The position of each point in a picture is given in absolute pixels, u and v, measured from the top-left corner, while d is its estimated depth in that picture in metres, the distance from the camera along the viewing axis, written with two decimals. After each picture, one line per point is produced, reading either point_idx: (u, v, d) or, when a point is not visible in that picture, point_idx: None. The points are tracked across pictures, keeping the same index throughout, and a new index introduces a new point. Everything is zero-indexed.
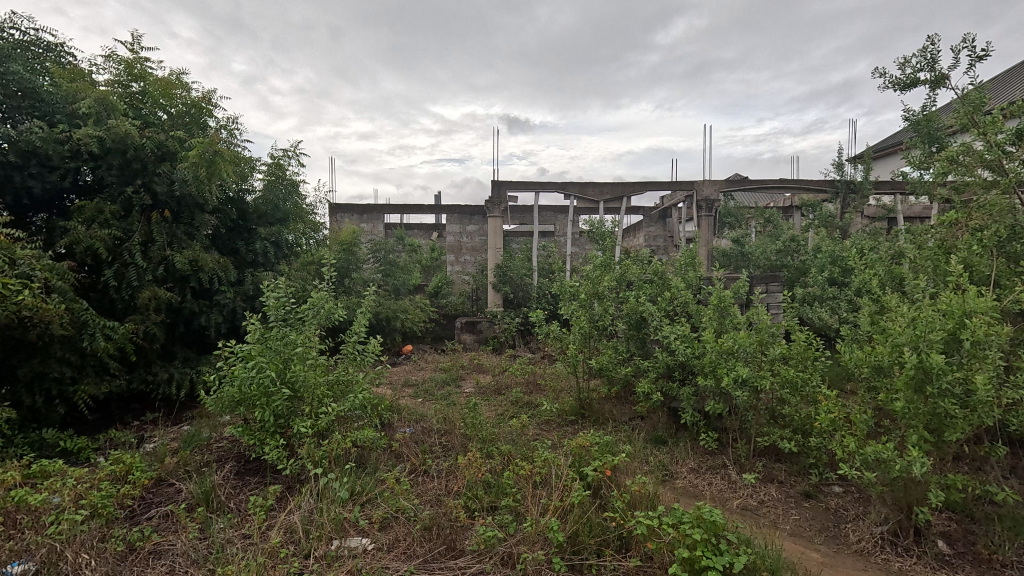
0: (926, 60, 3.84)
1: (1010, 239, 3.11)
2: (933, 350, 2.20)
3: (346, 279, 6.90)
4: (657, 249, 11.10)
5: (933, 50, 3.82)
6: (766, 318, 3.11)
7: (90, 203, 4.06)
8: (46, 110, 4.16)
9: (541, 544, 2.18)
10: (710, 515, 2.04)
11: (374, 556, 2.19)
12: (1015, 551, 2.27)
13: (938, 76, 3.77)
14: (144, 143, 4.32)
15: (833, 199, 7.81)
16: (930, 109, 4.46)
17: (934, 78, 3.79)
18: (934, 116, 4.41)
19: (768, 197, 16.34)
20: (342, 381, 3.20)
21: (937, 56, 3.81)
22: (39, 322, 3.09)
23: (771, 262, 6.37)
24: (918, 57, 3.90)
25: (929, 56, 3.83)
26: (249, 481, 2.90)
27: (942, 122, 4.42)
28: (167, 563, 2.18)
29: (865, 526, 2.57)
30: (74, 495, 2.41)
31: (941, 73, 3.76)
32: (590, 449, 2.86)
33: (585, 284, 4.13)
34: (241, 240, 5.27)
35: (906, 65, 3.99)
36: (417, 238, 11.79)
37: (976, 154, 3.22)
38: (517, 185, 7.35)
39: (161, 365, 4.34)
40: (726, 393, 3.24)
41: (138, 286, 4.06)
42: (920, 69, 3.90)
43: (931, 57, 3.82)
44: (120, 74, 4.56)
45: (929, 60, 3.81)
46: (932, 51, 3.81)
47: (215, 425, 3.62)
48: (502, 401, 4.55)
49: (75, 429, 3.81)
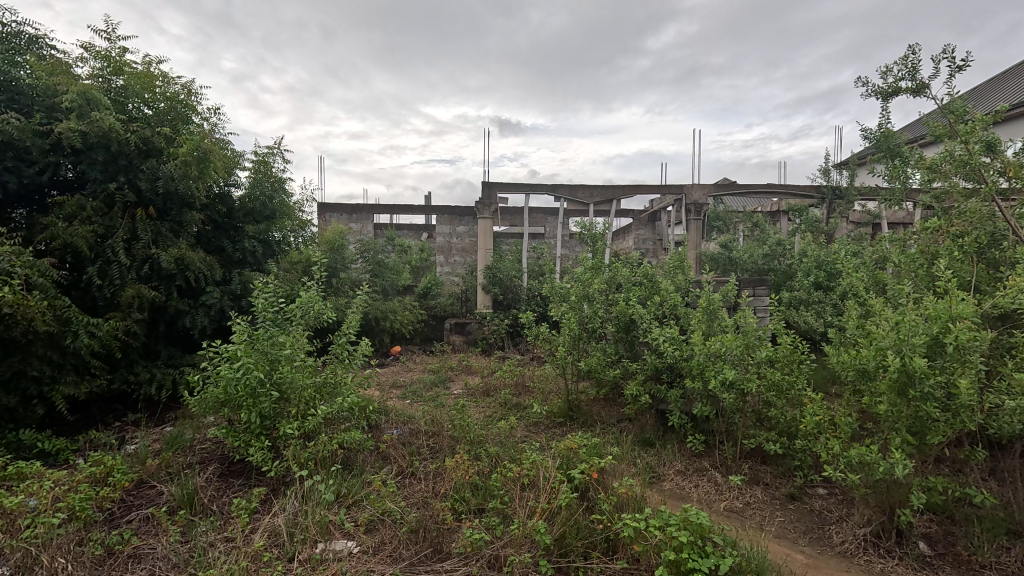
0: (907, 69, 3.87)
1: (990, 246, 3.18)
2: (916, 354, 2.24)
3: (334, 278, 6.83)
4: (646, 252, 11.23)
5: (914, 59, 3.83)
6: (753, 321, 3.12)
7: (71, 199, 3.97)
8: (25, 103, 4.06)
9: (528, 547, 2.16)
10: (697, 517, 2.03)
11: (360, 559, 2.17)
12: (993, 552, 2.31)
13: (919, 85, 3.80)
14: (130, 138, 4.23)
15: (819, 204, 7.87)
16: (886, 126, 4.65)
17: (916, 87, 3.83)
18: (892, 132, 4.62)
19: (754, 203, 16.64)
20: (330, 383, 3.17)
21: (919, 66, 3.82)
22: (19, 319, 3.01)
23: (758, 266, 6.46)
24: (899, 66, 3.91)
25: (909, 65, 3.85)
26: (233, 483, 2.86)
27: (902, 138, 4.61)
28: (147, 566, 2.14)
29: (849, 528, 2.60)
30: (52, 497, 2.33)
31: (922, 81, 3.80)
32: (578, 450, 2.85)
33: (575, 286, 4.12)
34: (227, 239, 5.20)
35: (888, 74, 4.00)
36: (407, 238, 11.74)
37: (955, 162, 3.29)
38: (506, 186, 7.33)
39: (143, 364, 4.25)
40: (713, 396, 3.27)
41: (121, 284, 3.98)
42: (901, 78, 3.93)
43: (912, 67, 3.83)
44: (101, 67, 4.45)
45: (911, 68, 3.84)
46: (913, 60, 3.83)
47: (198, 426, 3.56)
48: (491, 402, 4.55)
49: (53, 430, 3.70)
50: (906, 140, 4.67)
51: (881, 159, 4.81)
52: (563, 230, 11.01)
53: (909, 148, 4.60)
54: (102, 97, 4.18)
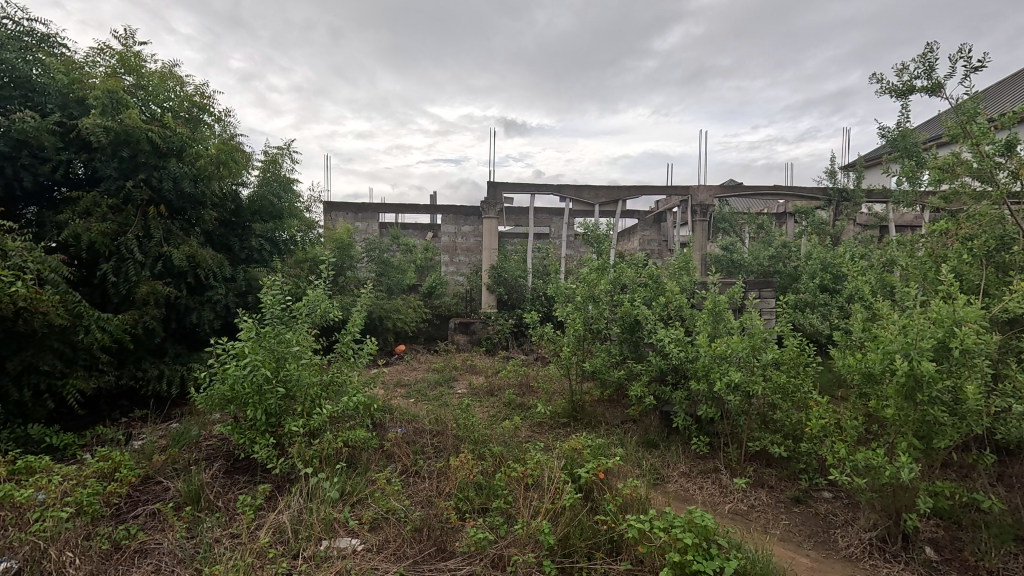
0: (924, 68, 3.84)
1: (1000, 249, 3.15)
2: (923, 358, 2.21)
3: (340, 277, 6.88)
4: (652, 252, 11.27)
5: (931, 58, 3.81)
6: (759, 323, 3.09)
7: (85, 196, 4.01)
8: (38, 100, 4.09)
9: (532, 547, 2.15)
10: (702, 519, 2.01)
11: (363, 556, 2.18)
12: (1001, 558, 2.28)
13: (933, 85, 3.77)
14: (144, 136, 4.27)
15: (825, 207, 7.80)
16: (904, 126, 4.62)
17: (932, 86, 3.80)
18: (911, 131, 4.59)
19: (746, 203, 17.03)
20: (335, 381, 3.19)
21: (936, 64, 3.79)
22: (33, 314, 3.05)
23: (763, 269, 6.42)
24: (915, 64, 3.88)
25: (926, 64, 3.82)
26: (239, 480, 2.87)
27: (919, 138, 4.61)
28: (153, 562, 2.15)
29: (855, 532, 2.58)
30: (60, 492, 2.34)
31: (937, 81, 3.77)
32: (582, 451, 2.83)
33: (580, 287, 4.11)
34: (234, 237, 5.23)
35: (904, 72, 3.98)
36: (413, 238, 11.77)
37: (966, 164, 3.26)
38: (512, 186, 7.34)
39: (151, 361, 4.27)
40: (718, 398, 3.26)
41: (136, 280, 4.02)
42: (916, 77, 3.90)
43: (928, 65, 3.81)
44: (115, 66, 4.49)
45: (927, 67, 3.81)
46: (930, 59, 3.79)
47: (204, 423, 3.58)
48: (496, 402, 4.57)
49: (60, 425, 3.73)
50: (922, 140, 4.63)
51: (896, 158, 4.77)
52: (567, 231, 11.01)
53: (925, 148, 4.56)
54: (123, 96, 4.26)
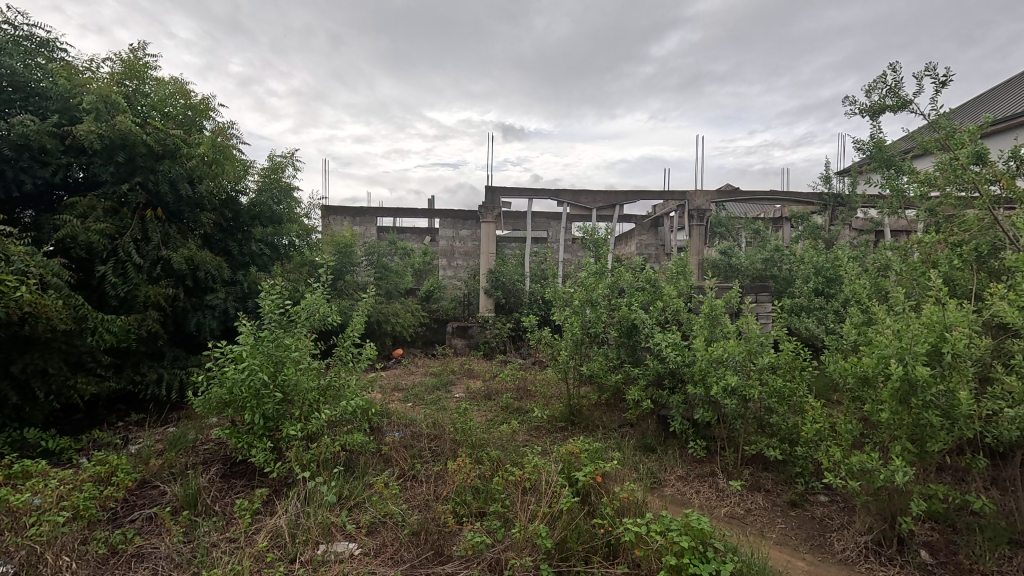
0: (889, 87, 3.90)
1: (991, 255, 3.19)
2: (918, 362, 2.24)
3: (339, 281, 6.90)
4: (649, 256, 11.36)
5: (893, 78, 3.90)
6: (755, 327, 3.13)
7: (83, 200, 4.03)
8: (41, 104, 4.11)
9: (529, 550, 2.16)
10: (699, 522, 2.05)
11: (361, 560, 2.18)
12: (995, 561, 2.28)
13: (902, 101, 3.81)
14: (145, 140, 4.29)
15: (822, 212, 7.91)
16: (878, 138, 4.62)
17: (899, 103, 3.85)
18: (885, 143, 4.59)
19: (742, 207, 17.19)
20: (333, 385, 3.21)
21: (901, 83, 3.85)
22: (38, 318, 3.06)
23: (759, 272, 6.47)
24: (879, 85, 3.93)
25: (890, 83, 3.89)
26: (236, 484, 2.87)
27: (894, 148, 4.61)
28: (150, 565, 2.15)
29: (851, 536, 2.60)
30: (57, 496, 2.33)
31: (905, 98, 3.82)
32: (580, 455, 2.81)
33: (579, 290, 4.13)
34: (233, 241, 5.23)
35: (872, 93, 4.04)
36: (411, 241, 11.79)
37: (949, 172, 3.32)
38: (510, 191, 7.38)
39: (149, 364, 4.27)
40: (715, 402, 3.29)
41: (136, 283, 4.03)
42: (885, 96, 3.95)
43: (893, 84, 3.87)
44: (117, 72, 4.52)
45: (893, 86, 3.87)
46: (894, 78, 3.88)
47: (200, 427, 3.59)
48: (493, 406, 4.58)
49: (57, 428, 3.72)
50: (899, 150, 4.65)
51: (876, 168, 4.77)
52: (566, 235, 11.03)
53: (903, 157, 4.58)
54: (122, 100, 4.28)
